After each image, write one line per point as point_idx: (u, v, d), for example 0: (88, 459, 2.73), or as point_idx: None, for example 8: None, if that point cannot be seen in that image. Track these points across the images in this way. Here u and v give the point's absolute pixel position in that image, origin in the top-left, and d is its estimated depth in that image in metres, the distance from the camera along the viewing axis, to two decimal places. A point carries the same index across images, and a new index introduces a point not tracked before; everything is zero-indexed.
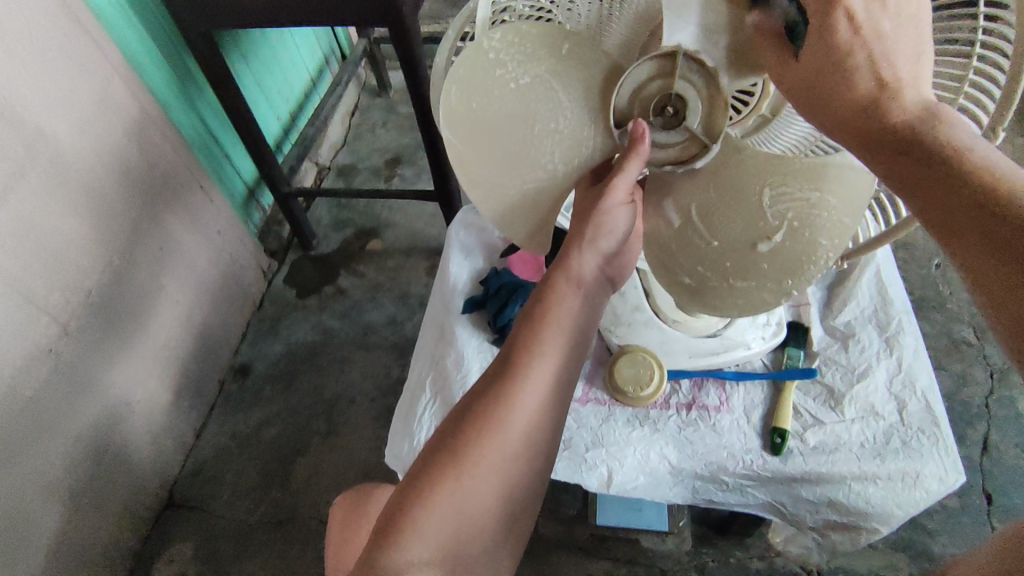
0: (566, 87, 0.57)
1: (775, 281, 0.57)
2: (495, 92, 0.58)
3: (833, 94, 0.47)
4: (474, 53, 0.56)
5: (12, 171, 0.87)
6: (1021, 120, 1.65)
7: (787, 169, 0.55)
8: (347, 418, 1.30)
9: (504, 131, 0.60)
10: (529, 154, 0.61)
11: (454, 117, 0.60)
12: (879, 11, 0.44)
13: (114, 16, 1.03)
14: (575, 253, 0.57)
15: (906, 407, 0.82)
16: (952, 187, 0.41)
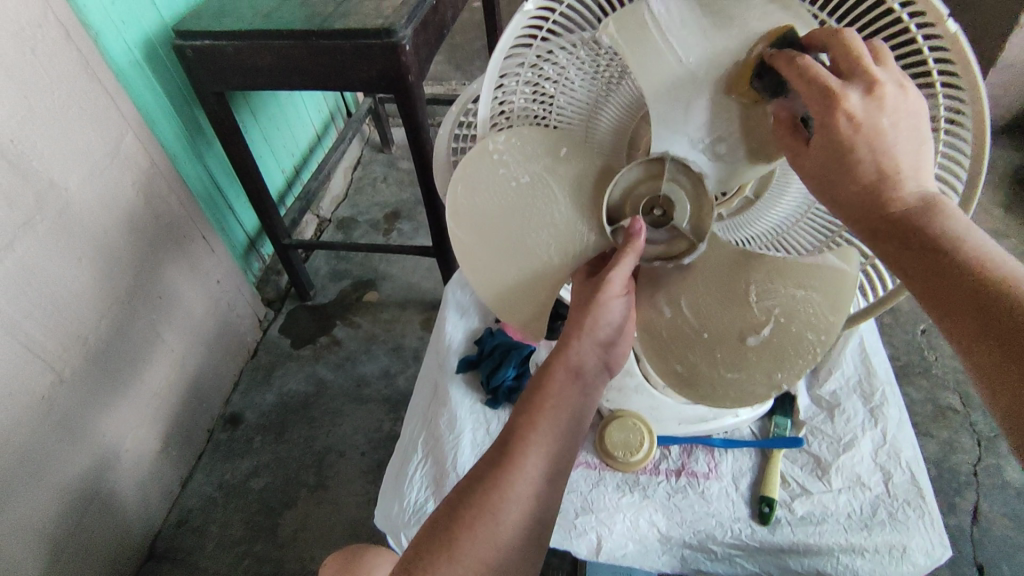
0: (561, 185, 0.62)
1: (760, 372, 0.61)
2: (496, 189, 0.63)
3: (843, 179, 0.50)
4: (479, 155, 0.63)
5: (23, 220, 0.89)
6: (996, 192, 1.72)
7: (770, 267, 0.60)
8: (335, 471, 1.29)
9: (502, 224, 0.64)
10: (525, 246, 0.65)
11: (458, 212, 0.65)
12: (876, 111, 0.48)
13: (133, 76, 1.08)
14: (574, 341, 0.60)
15: (892, 478, 0.83)
16: (958, 281, 0.46)
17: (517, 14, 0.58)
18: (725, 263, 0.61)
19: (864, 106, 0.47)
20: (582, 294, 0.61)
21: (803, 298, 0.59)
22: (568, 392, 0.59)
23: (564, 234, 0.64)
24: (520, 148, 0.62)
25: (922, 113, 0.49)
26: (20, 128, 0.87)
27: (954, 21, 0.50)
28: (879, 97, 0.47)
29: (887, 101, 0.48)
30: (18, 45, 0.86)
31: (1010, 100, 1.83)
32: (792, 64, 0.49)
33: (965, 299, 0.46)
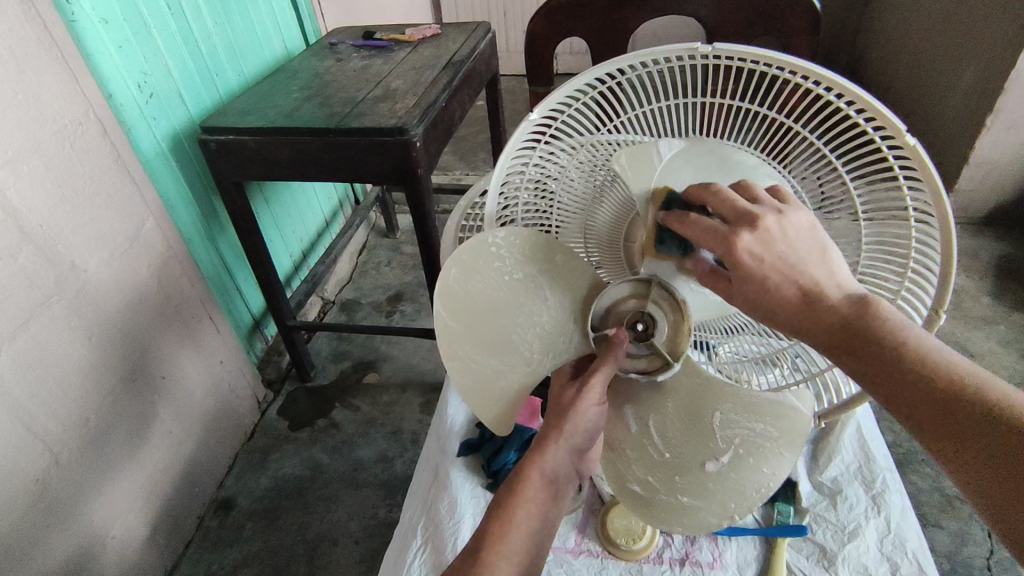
0: (552, 287, 0.67)
1: (714, 499, 0.68)
2: (490, 281, 0.66)
3: (761, 301, 0.56)
4: (477, 245, 0.65)
5: (42, 300, 0.92)
6: (981, 279, 1.78)
7: (730, 399, 0.67)
8: (327, 561, 1.24)
9: (492, 317, 0.67)
10: (509, 340, 0.68)
11: (450, 297, 0.66)
12: (769, 243, 0.55)
13: (159, 167, 1.15)
14: (549, 446, 0.64)
15: (900, 569, 0.81)
16: (915, 390, 0.51)
17: (525, 120, 0.64)
18: (696, 389, 0.67)
19: (758, 240, 0.55)
20: (562, 402, 0.65)
21: (755, 429, 0.67)
22: (541, 496, 0.64)
23: (548, 334, 0.69)
24: (522, 248, 0.66)
25: (816, 227, 0.57)
26: (49, 213, 0.92)
27: (913, 135, 0.56)
28: (766, 229, 0.55)
29: (777, 232, 0.55)
30: (57, 139, 0.93)
31: (986, 194, 1.93)
32: (709, 194, 0.57)
33: (932, 406, 0.50)
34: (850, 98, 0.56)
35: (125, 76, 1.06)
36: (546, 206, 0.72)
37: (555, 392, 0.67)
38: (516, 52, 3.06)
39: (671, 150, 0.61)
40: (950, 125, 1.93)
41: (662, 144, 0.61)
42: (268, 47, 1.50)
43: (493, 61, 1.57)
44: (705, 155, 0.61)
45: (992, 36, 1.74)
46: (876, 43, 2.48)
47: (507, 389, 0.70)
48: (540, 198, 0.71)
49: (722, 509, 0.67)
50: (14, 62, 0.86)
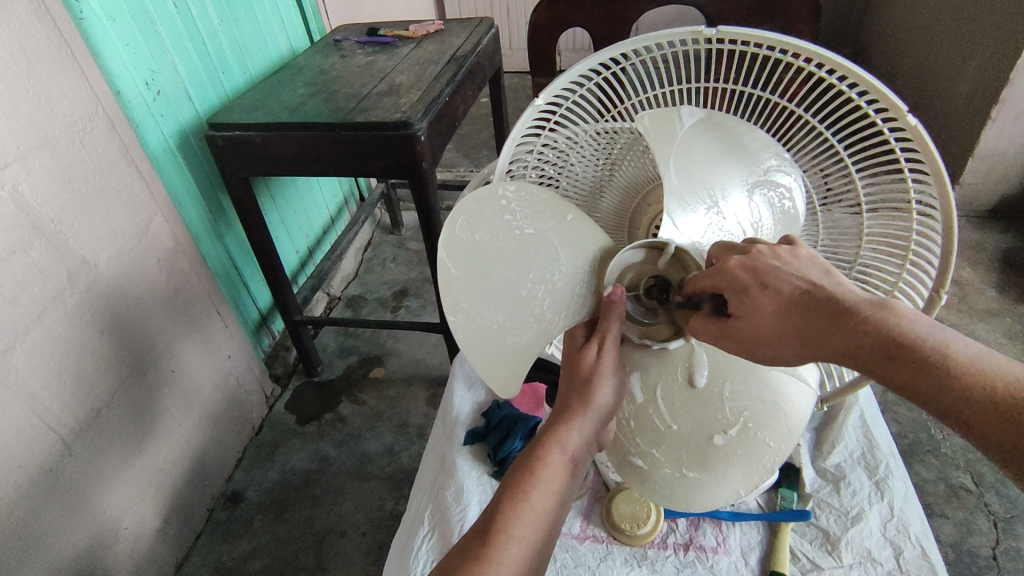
0: (563, 244, 0.64)
1: (721, 474, 0.69)
2: (497, 231, 0.61)
3: (772, 290, 0.56)
4: (489, 195, 0.62)
5: (54, 294, 0.93)
6: (986, 271, 1.77)
7: (727, 368, 0.68)
8: (335, 553, 1.25)
9: (502, 271, 0.61)
10: (520, 298, 0.62)
11: (456, 246, 0.59)
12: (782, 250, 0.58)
13: (167, 162, 1.17)
14: (574, 416, 0.66)
15: (903, 553, 0.81)
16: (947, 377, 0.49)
17: (529, 108, 0.64)
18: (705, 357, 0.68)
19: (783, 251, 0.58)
20: (585, 367, 0.66)
21: (757, 403, 0.69)
22: (557, 473, 0.65)
23: (559, 292, 0.65)
24: (530, 201, 0.64)
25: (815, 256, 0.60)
26: (60, 208, 0.94)
27: (913, 115, 0.56)
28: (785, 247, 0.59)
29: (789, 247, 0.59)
30: (67, 135, 0.94)
31: (991, 187, 1.92)
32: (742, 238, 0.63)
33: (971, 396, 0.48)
34: (850, 80, 0.56)
35: (132, 73, 1.07)
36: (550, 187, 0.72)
37: (570, 357, 0.68)
38: (519, 49, 3.06)
39: (692, 118, 0.63)
40: (955, 117, 1.92)
41: (684, 112, 0.63)
42: (273, 45, 1.51)
43: (497, 57, 1.58)
44: (720, 127, 0.65)
45: (996, 27, 1.73)
46: (880, 36, 2.47)
47: (520, 358, 0.64)
48: (546, 175, 0.71)
49: (728, 483, 0.69)
50: (24, 59, 0.87)
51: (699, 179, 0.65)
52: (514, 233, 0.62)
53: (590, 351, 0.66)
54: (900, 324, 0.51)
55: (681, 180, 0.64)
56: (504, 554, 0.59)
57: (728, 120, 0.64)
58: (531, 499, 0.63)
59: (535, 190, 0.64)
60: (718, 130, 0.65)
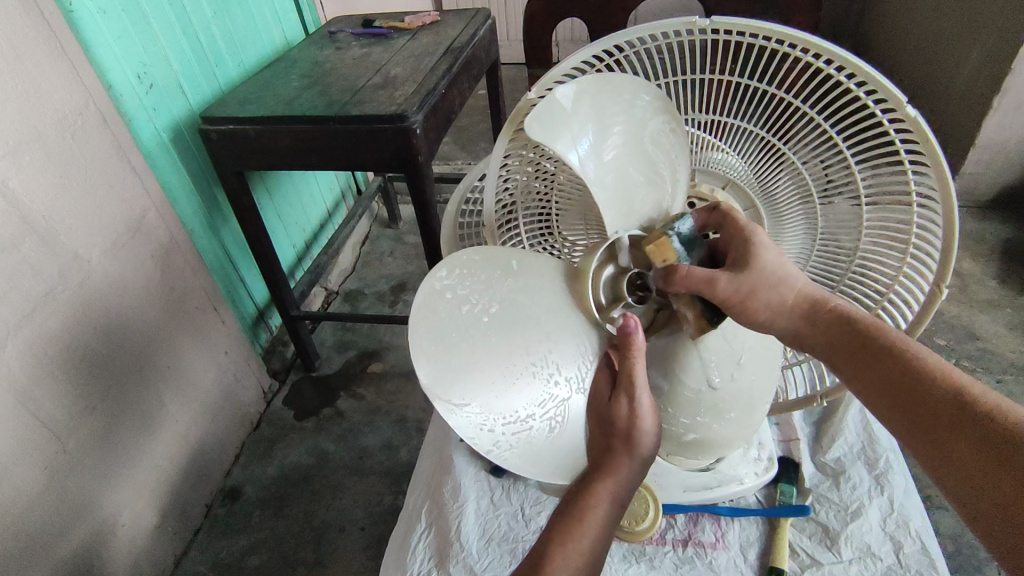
0: (529, 294, 0.66)
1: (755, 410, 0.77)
2: (472, 329, 0.62)
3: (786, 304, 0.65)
4: (434, 296, 0.61)
5: (46, 290, 0.92)
6: (987, 263, 1.76)
7: (720, 357, 0.71)
8: (334, 548, 1.25)
9: (498, 365, 0.63)
10: (524, 380, 0.64)
11: (440, 382, 0.60)
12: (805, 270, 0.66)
13: (160, 157, 1.16)
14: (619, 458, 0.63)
15: (903, 548, 0.81)
16: (930, 392, 0.55)
17: (523, 100, 0.63)
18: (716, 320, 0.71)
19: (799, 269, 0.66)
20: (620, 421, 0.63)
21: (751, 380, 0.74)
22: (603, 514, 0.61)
23: (556, 344, 0.65)
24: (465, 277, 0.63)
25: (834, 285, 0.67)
26: (51, 204, 0.93)
27: (912, 106, 0.54)
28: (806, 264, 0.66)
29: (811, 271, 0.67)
30: (58, 130, 0.93)
31: (993, 177, 1.91)
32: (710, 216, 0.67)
33: (943, 412, 0.54)
34: (849, 70, 0.55)
35: (123, 66, 1.06)
36: (547, 176, 0.71)
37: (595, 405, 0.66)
38: (517, 40, 3.04)
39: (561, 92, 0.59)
40: (958, 106, 1.90)
41: (559, 91, 0.59)
42: (267, 37, 1.49)
43: (494, 48, 1.56)
44: (597, 87, 0.61)
45: (998, 15, 1.71)
46: (881, 26, 2.45)
47: (559, 420, 0.66)
48: (541, 168, 0.70)
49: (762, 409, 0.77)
50: (13, 53, 0.86)
51: (594, 152, 0.63)
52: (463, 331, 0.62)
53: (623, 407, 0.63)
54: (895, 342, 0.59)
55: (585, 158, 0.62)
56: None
57: (615, 79, 0.61)
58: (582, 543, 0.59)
59: (467, 258, 0.64)
60: (590, 94, 0.61)
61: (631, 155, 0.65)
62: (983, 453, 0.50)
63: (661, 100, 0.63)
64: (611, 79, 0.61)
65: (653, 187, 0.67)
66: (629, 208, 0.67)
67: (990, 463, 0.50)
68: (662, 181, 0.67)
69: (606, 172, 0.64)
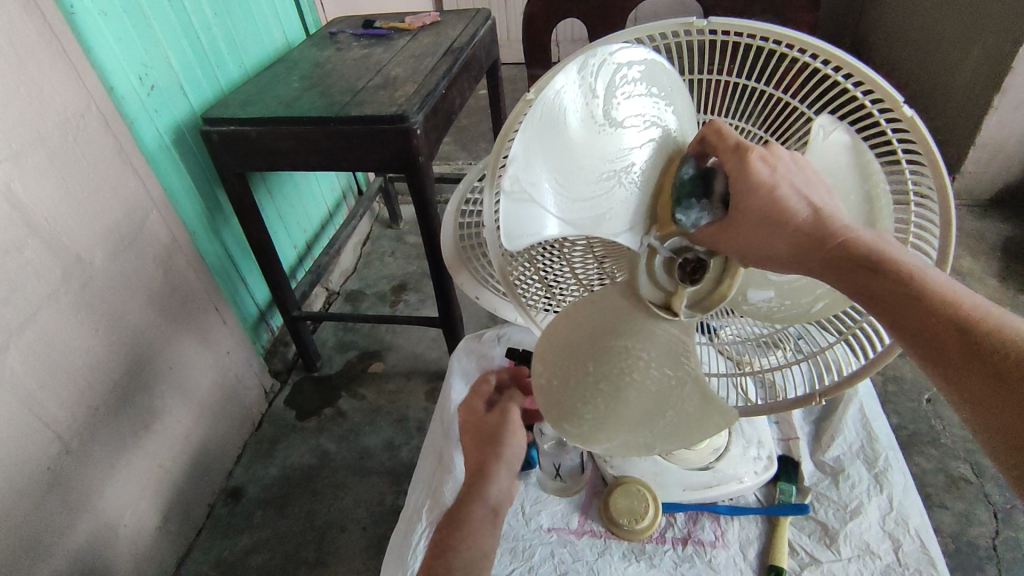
0: (612, 331, 0.62)
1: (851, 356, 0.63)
2: (591, 389, 0.62)
3: (780, 220, 0.55)
4: (545, 393, 0.63)
5: (50, 292, 0.93)
6: (986, 261, 1.76)
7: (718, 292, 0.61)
8: (336, 548, 1.25)
9: (632, 400, 0.62)
10: (661, 387, 0.62)
11: (602, 444, 0.62)
12: (794, 169, 0.55)
13: (162, 159, 1.16)
14: (503, 450, 0.71)
15: (902, 546, 0.81)
16: (945, 328, 0.47)
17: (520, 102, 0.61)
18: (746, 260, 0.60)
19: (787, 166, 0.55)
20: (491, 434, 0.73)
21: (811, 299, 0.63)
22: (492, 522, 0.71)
23: (661, 357, 0.62)
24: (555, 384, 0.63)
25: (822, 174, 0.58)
26: (55, 207, 0.93)
27: (909, 106, 0.54)
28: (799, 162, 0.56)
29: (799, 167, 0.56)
30: (60, 132, 0.94)
31: (993, 175, 1.91)
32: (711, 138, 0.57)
33: (954, 345, 0.47)
34: (845, 71, 0.55)
35: (124, 68, 1.06)
36: None
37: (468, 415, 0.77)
38: (517, 41, 3.04)
39: (513, 186, 0.49)
40: (957, 106, 1.90)
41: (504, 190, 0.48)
42: (269, 38, 1.50)
43: (494, 49, 1.57)
44: (535, 131, 0.49)
45: (997, 14, 1.72)
46: (880, 25, 2.45)
47: (691, 386, 0.62)
48: None
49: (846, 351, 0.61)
50: (14, 55, 0.86)
51: (576, 185, 0.53)
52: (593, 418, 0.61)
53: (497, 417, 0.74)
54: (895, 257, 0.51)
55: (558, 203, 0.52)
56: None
57: (534, 132, 0.49)
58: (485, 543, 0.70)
59: (546, 346, 0.64)
60: (541, 147, 0.50)
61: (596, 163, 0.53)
62: (1001, 400, 0.44)
63: (594, 61, 0.50)
64: (530, 133, 0.49)
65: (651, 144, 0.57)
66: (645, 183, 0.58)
67: (995, 388, 0.44)
68: (654, 123, 0.56)
69: (607, 175, 0.55)
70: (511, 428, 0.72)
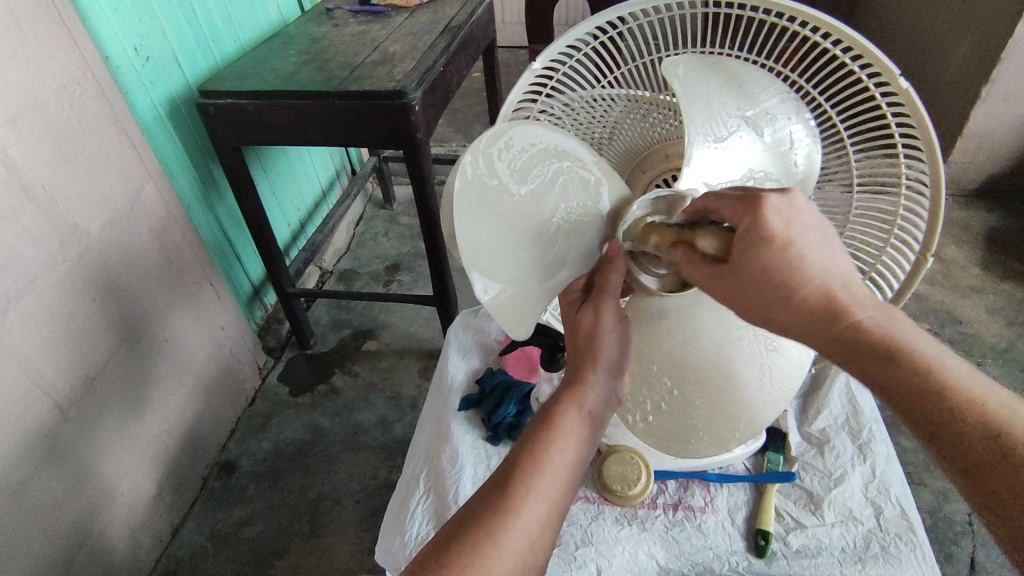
0: (665, 343, 0.66)
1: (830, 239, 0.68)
2: (679, 405, 0.67)
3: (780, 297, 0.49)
4: (643, 431, 0.69)
5: (46, 260, 0.93)
6: (971, 250, 1.80)
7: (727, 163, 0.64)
8: (330, 519, 1.27)
9: (715, 394, 0.65)
10: (731, 365, 0.65)
11: (713, 435, 0.67)
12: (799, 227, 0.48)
13: (157, 131, 1.16)
14: (596, 350, 0.65)
15: (883, 512, 0.84)
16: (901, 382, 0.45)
17: (528, 70, 0.65)
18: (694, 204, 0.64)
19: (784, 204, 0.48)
20: (583, 327, 0.65)
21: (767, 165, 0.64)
22: (576, 430, 0.64)
23: (708, 347, 0.65)
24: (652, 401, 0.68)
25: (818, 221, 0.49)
26: (51, 175, 0.93)
27: (905, 78, 0.55)
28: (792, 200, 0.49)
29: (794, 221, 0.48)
30: (57, 100, 0.93)
31: (980, 165, 1.94)
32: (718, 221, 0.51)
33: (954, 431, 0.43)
34: (844, 43, 0.56)
35: (121, 37, 1.06)
36: None
37: (569, 319, 0.67)
38: (512, 24, 3.04)
39: (490, 294, 0.57)
40: (944, 97, 1.94)
41: (486, 299, 0.57)
42: (264, 13, 1.48)
43: (491, 29, 1.56)
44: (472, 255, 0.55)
45: (987, 6, 1.74)
46: (871, 16, 2.47)
47: (752, 353, 0.66)
48: None
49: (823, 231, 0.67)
50: (11, 19, 0.85)
51: (543, 217, 0.60)
52: (701, 418, 0.66)
53: (586, 315, 0.64)
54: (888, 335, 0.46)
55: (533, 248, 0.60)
56: (525, 506, 0.57)
57: (488, 244, 0.56)
58: (554, 454, 0.61)
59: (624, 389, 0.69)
60: (490, 255, 0.56)
61: (537, 189, 0.59)
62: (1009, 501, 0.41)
63: (470, 169, 0.53)
64: (486, 245, 0.55)
65: (568, 157, 0.60)
66: (590, 183, 0.62)
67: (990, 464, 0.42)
68: (556, 138, 0.60)
69: (556, 208, 0.60)
70: (604, 333, 0.64)
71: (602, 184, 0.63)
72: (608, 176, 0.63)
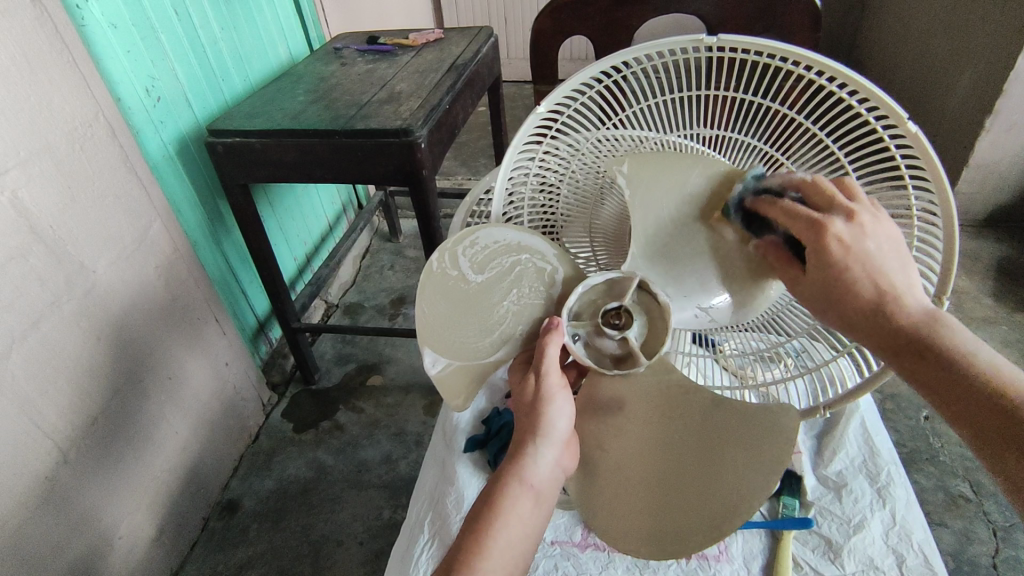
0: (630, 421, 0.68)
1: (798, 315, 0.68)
2: (637, 490, 0.67)
3: (846, 301, 0.58)
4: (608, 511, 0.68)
5: (52, 299, 0.92)
6: (984, 281, 1.78)
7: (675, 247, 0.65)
8: (331, 562, 1.24)
9: (676, 475, 0.65)
10: (686, 442, 0.66)
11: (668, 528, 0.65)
12: (860, 235, 0.56)
13: (167, 172, 1.17)
14: (539, 414, 0.65)
15: (905, 561, 0.82)
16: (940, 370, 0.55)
17: (531, 115, 0.67)
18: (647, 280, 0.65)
19: (849, 229, 0.56)
20: (528, 396, 0.66)
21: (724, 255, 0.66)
22: (523, 506, 0.64)
23: (661, 427, 0.67)
24: (609, 482, 0.68)
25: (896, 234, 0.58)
26: (60, 215, 0.94)
27: (913, 122, 0.56)
28: (860, 222, 0.56)
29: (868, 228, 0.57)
30: (68, 142, 0.94)
31: (986, 195, 1.94)
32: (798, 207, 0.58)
33: (1001, 423, 0.52)
34: (850, 87, 0.57)
35: (133, 79, 1.07)
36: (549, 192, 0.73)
37: (515, 389, 0.68)
38: (518, 59, 3.09)
39: (438, 366, 0.67)
40: (948, 129, 1.94)
41: (434, 371, 0.67)
42: (273, 52, 1.52)
43: (496, 66, 1.59)
44: (427, 332, 0.67)
45: (987, 40, 1.76)
46: (872, 50, 2.50)
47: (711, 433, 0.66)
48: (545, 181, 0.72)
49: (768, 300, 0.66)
50: (27, 65, 0.87)
51: (493, 305, 0.67)
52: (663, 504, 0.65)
53: (530, 380, 0.66)
54: (945, 334, 0.55)
55: (480, 333, 0.67)
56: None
57: (436, 328, 0.67)
58: (502, 534, 0.62)
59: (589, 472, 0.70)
60: (444, 336, 0.67)
61: (487, 280, 0.67)
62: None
63: (436, 264, 0.66)
64: (433, 325, 0.67)
65: (526, 252, 0.67)
66: (546, 274, 0.68)
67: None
68: (518, 236, 0.68)
69: (507, 295, 0.67)
70: (545, 395, 0.65)
71: (558, 272, 0.68)
72: (564, 263, 0.68)
